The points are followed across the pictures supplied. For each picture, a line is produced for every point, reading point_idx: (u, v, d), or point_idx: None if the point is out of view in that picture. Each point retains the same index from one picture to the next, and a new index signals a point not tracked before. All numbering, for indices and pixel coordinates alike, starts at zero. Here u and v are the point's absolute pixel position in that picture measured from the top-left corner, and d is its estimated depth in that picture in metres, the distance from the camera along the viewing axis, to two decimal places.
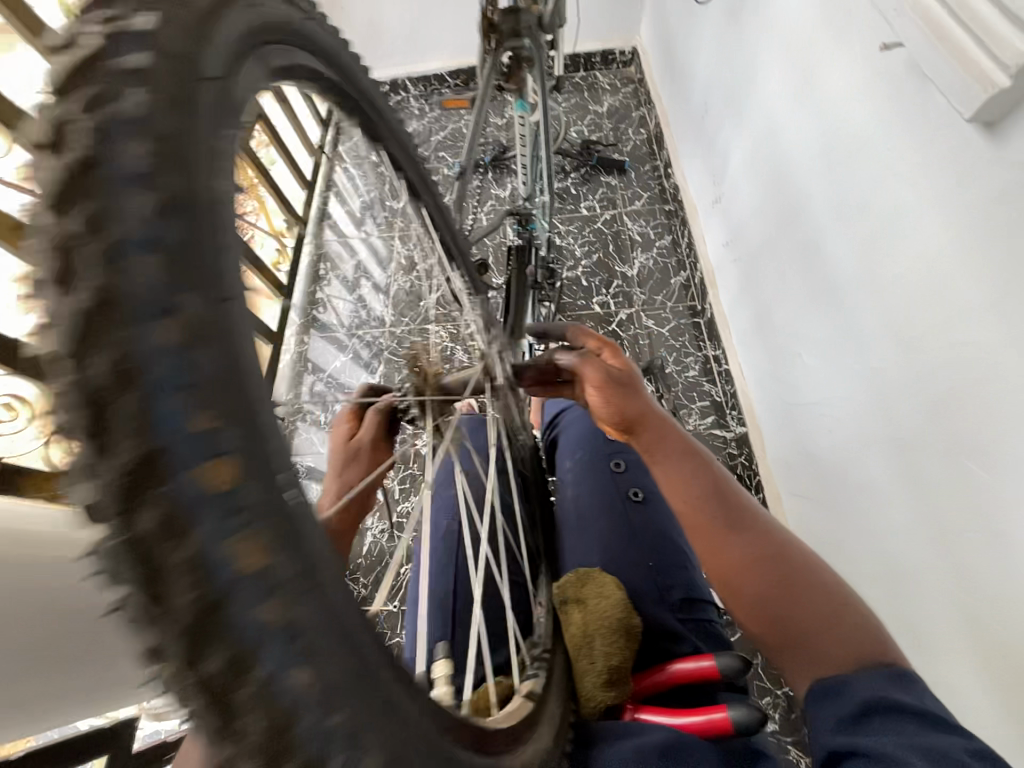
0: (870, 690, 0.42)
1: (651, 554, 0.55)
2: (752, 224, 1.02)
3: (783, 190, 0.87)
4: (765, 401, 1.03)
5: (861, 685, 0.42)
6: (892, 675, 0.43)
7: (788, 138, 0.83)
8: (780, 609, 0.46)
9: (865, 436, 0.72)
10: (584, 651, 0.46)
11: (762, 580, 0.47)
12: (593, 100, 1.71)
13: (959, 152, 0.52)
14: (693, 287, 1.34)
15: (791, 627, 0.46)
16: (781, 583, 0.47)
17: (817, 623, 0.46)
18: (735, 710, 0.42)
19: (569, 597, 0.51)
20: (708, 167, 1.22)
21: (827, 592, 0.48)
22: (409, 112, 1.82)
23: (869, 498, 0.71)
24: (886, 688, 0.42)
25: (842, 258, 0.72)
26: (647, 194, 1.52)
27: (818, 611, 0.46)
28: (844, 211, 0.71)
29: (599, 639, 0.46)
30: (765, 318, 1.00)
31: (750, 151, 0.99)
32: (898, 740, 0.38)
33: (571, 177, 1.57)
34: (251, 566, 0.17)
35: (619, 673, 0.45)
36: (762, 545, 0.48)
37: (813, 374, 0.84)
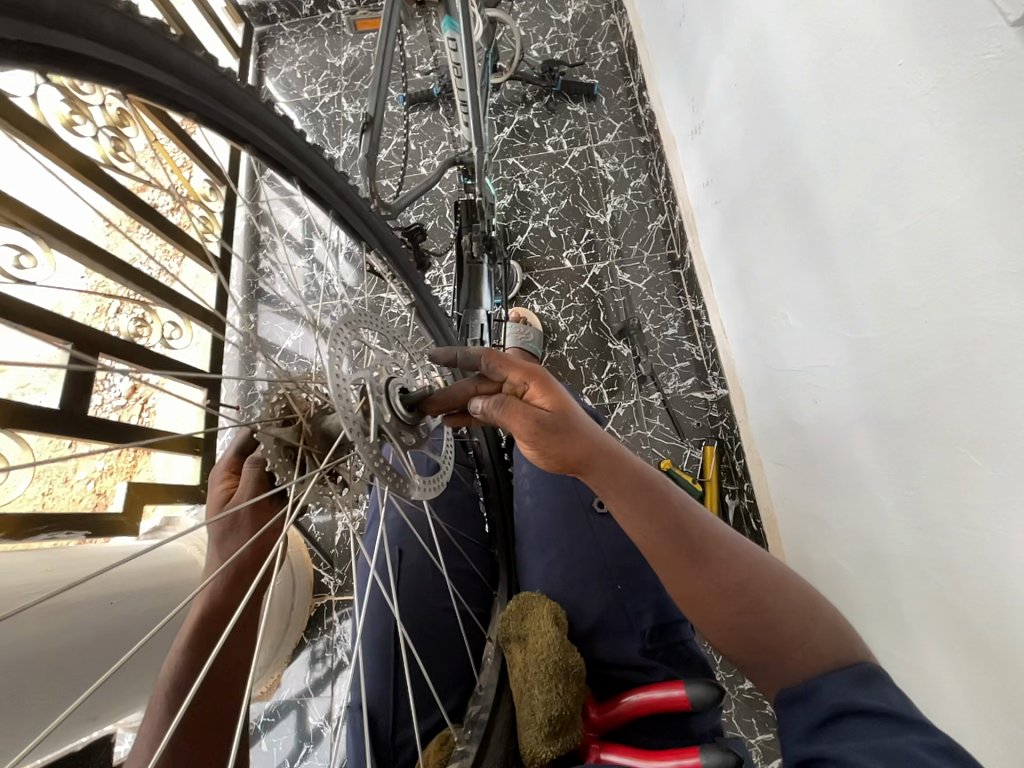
0: (836, 694, 0.39)
1: (618, 576, 0.48)
2: (735, 159, 0.88)
3: (770, 120, 0.73)
4: (747, 362, 0.96)
5: (828, 689, 0.39)
6: (858, 674, 0.39)
7: (779, 51, 0.68)
8: (748, 633, 0.42)
9: (853, 412, 0.64)
10: (522, 699, 0.39)
11: (725, 609, 0.42)
12: (556, 7, 1.45)
13: (995, 70, 0.40)
14: (671, 233, 1.21)
15: (765, 647, 0.42)
16: (747, 610, 0.42)
17: (787, 641, 0.42)
18: (705, 754, 0.37)
19: (510, 636, 0.44)
20: (686, 90, 1.05)
21: (798, 602, 0.43)
22: (341, 34, 1.54)
23: (854, 476, 0.66)
24: (852, 691, 0.39)
25: (836, 205, 0.61)
26: (620, 124, 1.33)
27: (789, 628, 0.42)
28: (841, 147, 0.59)
29: (536, 688, 0.39)
30: (748, 271, 0.89)
31: (732, 70, 0.83)
32: (854, 745, 0.36)
33: (533, 108, 1.36)
34: None
35: (565, 721, 0.38)
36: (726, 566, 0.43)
37: (799, 338, 0.75)
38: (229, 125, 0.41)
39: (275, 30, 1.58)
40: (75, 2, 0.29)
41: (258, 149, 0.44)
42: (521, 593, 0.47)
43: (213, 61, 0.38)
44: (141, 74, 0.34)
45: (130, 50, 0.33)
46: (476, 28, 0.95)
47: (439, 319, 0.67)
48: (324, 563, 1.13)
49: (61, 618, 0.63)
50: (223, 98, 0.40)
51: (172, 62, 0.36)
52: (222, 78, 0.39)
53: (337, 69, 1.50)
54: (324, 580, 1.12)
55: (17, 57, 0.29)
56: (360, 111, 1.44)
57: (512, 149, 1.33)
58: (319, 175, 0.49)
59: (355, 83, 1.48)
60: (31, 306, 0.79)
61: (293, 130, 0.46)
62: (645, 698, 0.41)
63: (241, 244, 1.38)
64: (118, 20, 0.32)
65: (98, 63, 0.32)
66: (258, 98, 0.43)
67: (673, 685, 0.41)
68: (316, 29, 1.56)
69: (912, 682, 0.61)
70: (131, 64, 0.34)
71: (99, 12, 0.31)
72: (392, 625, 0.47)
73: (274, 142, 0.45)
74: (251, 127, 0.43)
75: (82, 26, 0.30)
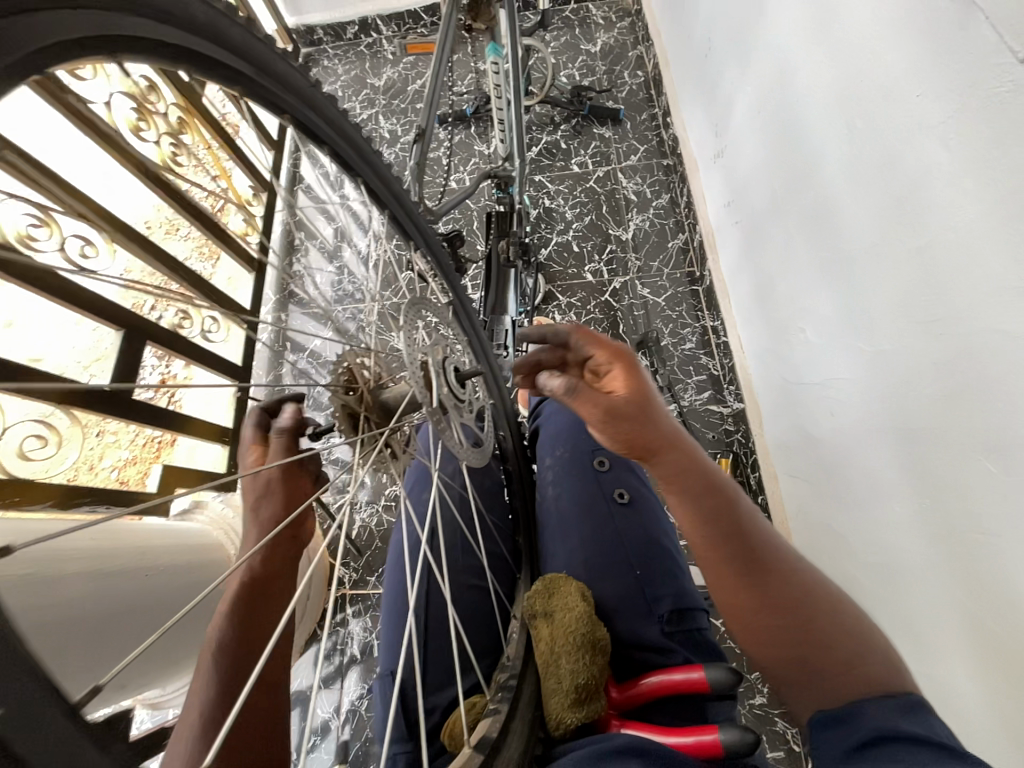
0: (881, 720, 0.40)
1: (638, 561, 0.49)
2: (757, 181, 0.92)
3: (793, 145, 0.77)
4: (764, 377, 0.98)
5: (873, 713, 0.40)
6: (905, 704, 0.41)
7: (803, 81, 0.73)
8: (790, 644, 0.45)
9: (870, 422, 0.66)
10: (550, 668, 0.41)
11: (765, 609, 0.46)
12: (585, 38, 1.54)
13: (1008, 101, 0.44)
14: (691, 251, 1.25)
15: (805, 666, 0.44)
16: (788, 617, 0.46)
17: (823, 661, 0.44)
18: (724, 731, 0.38)
19: (536, 612, 0.46)
20: (710, 116, 1.10)
21: (849, 629, 0.45)
22: (382, 57, 1.64)
23: (871, 486, 0.67)
24: (899, 719, 0.40)
25: (857, 224, 0.64)
26: (644, 147, 1.39)
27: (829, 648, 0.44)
28: (863, 169, 0.62)
29: (563, 657, 0.41)
30: (767, 287, 0.92)
31: (756, 99, 0.88)
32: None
33: (560, 129, 1.43)
34: None
35: (590, 690, 0.40)
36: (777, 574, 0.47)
37: (818, 351, 0.77)
38: (312, 126, 0.46)
39: (320, 51, 1.69)
40: (212, 14, 0.34)
41: (334, 150, 0.49)
42: (547, 574, 0.49)
43: (305, 72, 0.44)
44: (251, 78, 0.39)
45: (245, 57, 0.38)
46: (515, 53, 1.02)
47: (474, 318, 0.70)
48: (340, 557, 1.15)
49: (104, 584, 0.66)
50: (311, 103, 0.45)
51: (272, 68, 0.41)
52: (311, 86, 0.45)
53: (376, 89, 1.60)
54: (339, 574, 1.14)
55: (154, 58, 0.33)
56: (396, 127, 1.52)
57: (539, 167, 1.39)
58: (380, 176, 0.54)
59: (392, 102, 1.57)
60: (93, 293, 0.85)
61: (360, 134, 0.51)
62: (664, 680, 0.42)
63: (278, 247, 1.45)
64: (240, 31, 0.37)
65: (223, 65, 0.37)
66: (335, 104, 0.47)
67: (692, 667, 0.42)
68: (359, 51, 1.66)
69: (930, 697, 0.62)
70: (240, 68, 0.38)
71: (226, 22, 0.36)
72: (423, 597, 0.49)
73: (345, 143, 0.50)
74: (329, 130, 0.48)
75: (211, 34, 0.35)
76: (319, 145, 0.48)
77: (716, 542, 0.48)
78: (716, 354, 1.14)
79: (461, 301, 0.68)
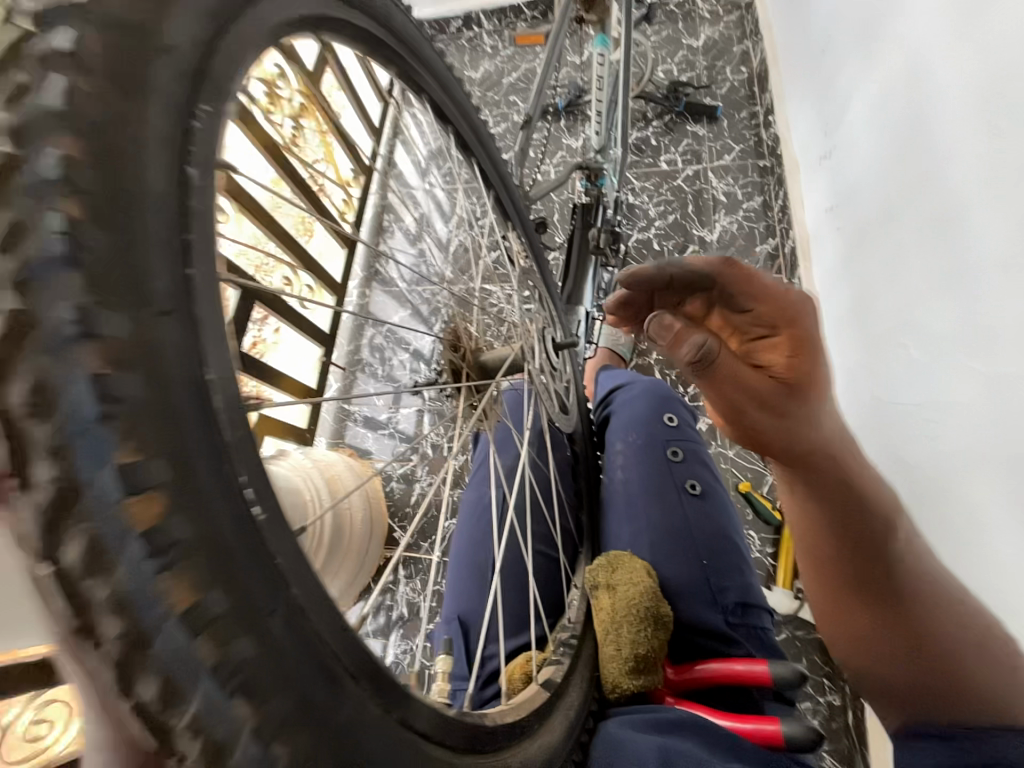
0: None
1: (705, 551, 0.49)
2: (869, 184, 0.86)
3: (919, 145, 0.72)
4: (851, 394, 0.92)
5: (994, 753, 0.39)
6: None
7: (940, 75, 0.67)
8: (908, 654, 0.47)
9: (978, 450, 0.61)
10: (610, 635, 0.43)
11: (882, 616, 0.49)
12: (688, 32, 1.50)
13: None
14: (781, 258, 1.19)
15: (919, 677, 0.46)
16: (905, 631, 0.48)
17: (922, 655, 0.47)
18: (785, 723, 0.38)
19: (598, 583, 0.47)
20: (821, 115, 1.04)
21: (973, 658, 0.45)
22: (480, 50, 1.70)
23: (970, 520, 0.62)
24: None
25: (990, 233, 0.59)
26: (739, 146, 1.34)
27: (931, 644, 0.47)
28: (1004, 173, 0.57)
29: (625, 625, 0.43)
30: (867, 299, 0.87)
31: (879, 96, 0.82)
32: None
33: (652, 125, 1.41)
34: (182, 601, 0.18)
35: (648, 662, 0.42)
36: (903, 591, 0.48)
37: (921, 370, 0.72)
38: (441, 105, 0.50)
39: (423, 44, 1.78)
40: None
41: (455, 129, 0.53)
42: (610, 549, 0.50)
43: (443, 54, 0.48)
44: (399, 57, 0.44)
45: (398, 38, 0.42)
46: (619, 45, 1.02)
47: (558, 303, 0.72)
48: (396, 520, 1.22)
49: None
50: (443, 83, 0.49)
51: (418, 49, 0.45)
52: (445, 68, 0.49)
53: (472, 81, 1.66)
54: (393, 536, 1.21)
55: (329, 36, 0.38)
56: (487, 119, 1.57)
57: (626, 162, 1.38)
58: (490, 156, 0.57)
59: (486, 94, 1.62)
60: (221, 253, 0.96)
61: (477, 115, 0.54)
62: (723, 669, 0.42)
63: (368, 226, 1.55)
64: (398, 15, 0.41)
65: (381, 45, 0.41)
66: (462, 87, 0.51)
67: (755, 661, 0.42)
68: (459, 45, 1.73)
69: None
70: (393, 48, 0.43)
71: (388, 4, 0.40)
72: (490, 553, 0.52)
73: (464, 122, 0.53)
74: (453, 110, 0.52)
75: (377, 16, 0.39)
76: (444, 122, 0.52)
77: (836, 531, 0.51)
78: None
79: (547, 284, 0.70)
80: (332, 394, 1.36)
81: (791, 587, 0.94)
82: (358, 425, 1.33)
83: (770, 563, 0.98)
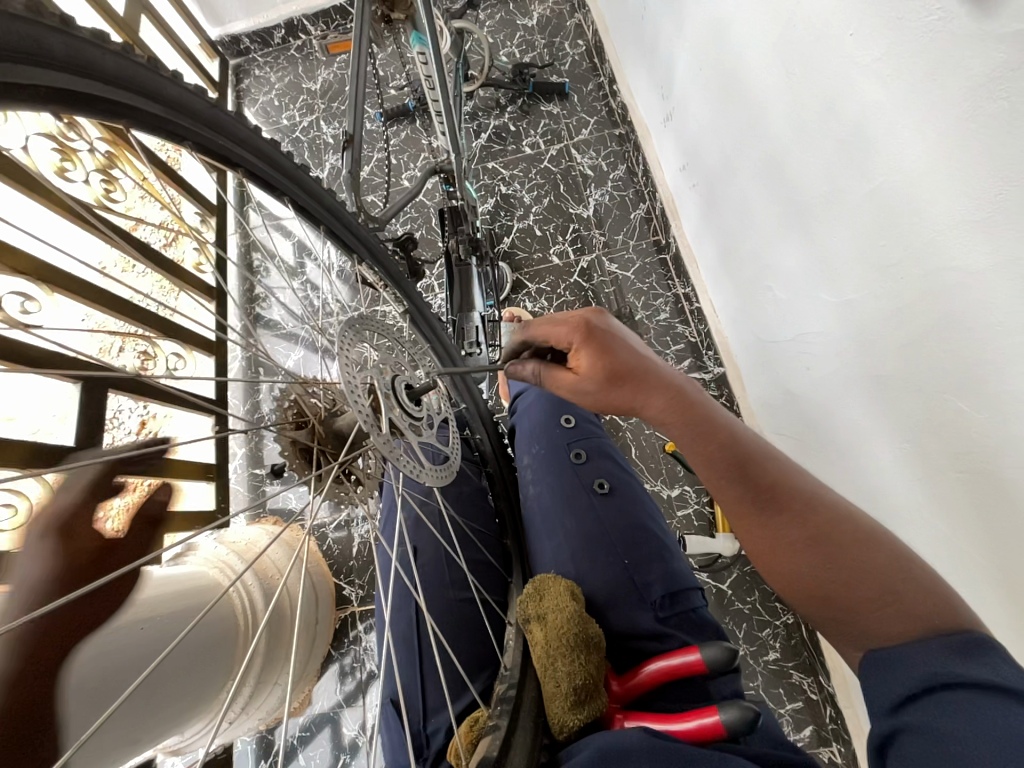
0: (934, 665, 0.37)
1: (625, 551, 0.48)
2: (707, 140, 0.90)
3: (736, 100, 0.76)
4: (740, 340, 0.96)
5: (926, 658, 0.38)
6: (962, 644, 0.37)
7: (737, 30, 0.71)
8: (827, 595, 0.43)
9: (847, 371, 0.65)
10: (547, 672, 0.41)
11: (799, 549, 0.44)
12: (520, 13, 1.49)
13: (938, 30, 0.42)
14: (655, 219, 1.23)
15: (841, 597, 0.42)
16: (820, 547, 0.43)
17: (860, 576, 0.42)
18: (723, 711, 0.37)
19: (529, 616, 0.45)
20: (655, 79, 1.07)
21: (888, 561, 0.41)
22: (315, 59, 1.58)
23: (854, 437, 0.66)
24: (959, 663, 0.36)
25: (810, 173, 0.62)
26: (594, 119, 1.36)
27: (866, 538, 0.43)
28: (807, 117, 0.60)
29: (559, 660, 0.40)
30: (731, 248, 0.91)
31: (696, 57, 0.86)
32: (965, 722, 0.34)
33: (507, 112, 1.39)
34: None
35: (588, 689, 0.40)
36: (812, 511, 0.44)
37: (787, 308, 0.76)
38: (226, 150, 0.44)
39: (250, 61, 1.62)
40: (77, 45, 0.31)
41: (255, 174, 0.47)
42: (534, 577, 0.48)
43: (206, 96, 0.41)
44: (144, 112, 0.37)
45: (133, 95, 0.36)
46: (444, 41, 0.98)
47: (436, 325, 0.69)
48: (343, 575, 1.13)
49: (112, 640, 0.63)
50: (213, 123, 0.42)
51: (170, 96, 0.38)
52: (215, 108, 0.42)
53: (313, 94, 1.54)
54: (345, 592, 1.12)
55: (28, 99, 0.31)
56: (339, 131, 1.48)
57: (491, 153, 1.35)
58: (309, 191, 0.51)
59: (331, 105, 1.52)
60: (36, 348, 0.81)
61: (280, 152, 0.48)
62: (664, 665, 0.42)
63: (235, 271, 1.40)
64: (128, 64, 0.35)
65: (104, 99, 0.34)
66: (246, 124, 0.45)
67: (687, 650, 0.41)
68: (289, 56, 1.60)
69: None
70: (130, 101, 0.36)
71: (100, 52, 0.33)
72: (413, 619, 0.48)
73: (266, 164, 0.47)
74: (244, 152, 0.45)
75: (83, 65, 0.32)
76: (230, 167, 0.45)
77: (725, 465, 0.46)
78: (691, 322, 1.13)
79: (418, 308, 0.66)
80: (240, 462, 1.22)
81: (731, 529, 0.99)
82: (277, 488, 1.21)
83: (709, 512, 1.03)
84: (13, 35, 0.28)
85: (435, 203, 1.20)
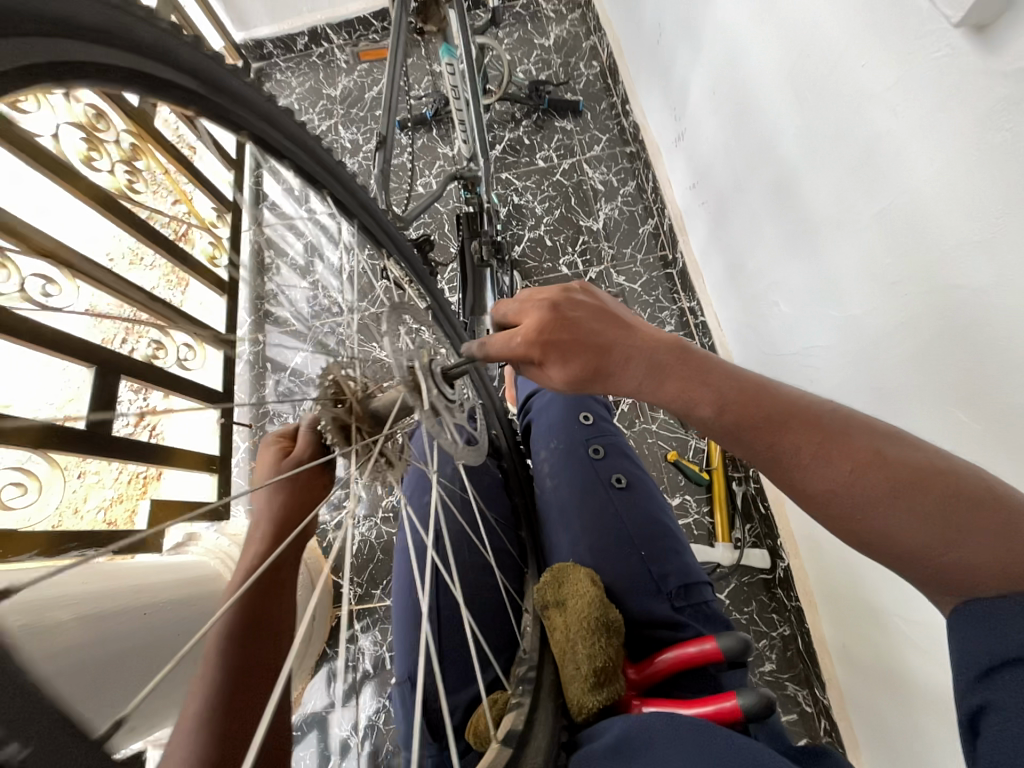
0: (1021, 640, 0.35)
1: (642, 543, 0.50)
2: (719, 160, 0.94)
3: (749, 122, 0.79)
4: (744, 353, 0.99)
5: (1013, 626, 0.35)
6: None
7: (752, 55, 0.75)
8: (874, 537, 0.38)
9: (849, 383, 0.67)
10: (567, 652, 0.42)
11: (833, 493, 0.39)
12: (538, 33, 1.54)
13: (946, 65, 0.46)
14: (663, 235, 1.26)
15: (888, 536, 0.38)
16: (855, 485, 0.38)
17: (910, 512, 0.37)
18: (742, 697, 0.39)
19: (548, 602, 0.46)
20: (668, 102, 1.11)
21: (957, 491, 0.36)
22: (336, 66, 1.62)
23: None
24: None
25: (819, 192, 0.66)
26: (606, 137, 1.40)
27: (902, 463, 0.38)
28: (819, 139, 0.64)
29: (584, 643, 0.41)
30: (739, 263, 0.94)
31: (711, 81, 0.90)
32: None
33: (522, 125, 1.43)
34: None
35: (608, 672, 0.41)
36: (832, 449, 0.40)
37: (792, 323, 0.79)
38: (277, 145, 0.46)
39: (271, 65, 1.66)
40: (157, 34, 0.34)
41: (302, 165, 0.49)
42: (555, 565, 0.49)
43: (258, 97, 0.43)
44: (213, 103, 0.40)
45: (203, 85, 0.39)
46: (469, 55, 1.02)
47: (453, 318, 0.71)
48: (341, 574, 1.13)
49: (118, 621, 0.62)
50: (269, 116, 0.44)
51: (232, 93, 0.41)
52: (265, 100, 0.44)
53: (333, 99, 1.58)
54: (343, 591, 1.11)
55: (108, 81, 0.33)
56: (356, 137, 1.51)
57: (504, 164, 1.39)
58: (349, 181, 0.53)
59: (350, 112, 1.55)
60: None
61: (320, 146, 0.50)
62: (680, 654, 0.43)
63: (246, 268, 1.41)
64: (189, 52, 0.36)
65: (176, 88, 0.37)
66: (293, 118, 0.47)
67: (705, 640, 0.42)
68: (311, 62, 1.64)
69: (918, 640, 0.64)
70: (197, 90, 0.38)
71: (175, 42, 0.35)
72: (434, 602, 0.50)
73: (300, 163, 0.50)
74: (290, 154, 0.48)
75: (163, 54, 0.35)
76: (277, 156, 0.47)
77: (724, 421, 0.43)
78: (696, 335, 1.16)
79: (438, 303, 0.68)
80: (242, 455, 1.22)
81: (731, 539, 1.00)
82: None
83: (708, 522, 1.04)
84: (102, 22, 0.30)
85: (451, 211, 1.23)
